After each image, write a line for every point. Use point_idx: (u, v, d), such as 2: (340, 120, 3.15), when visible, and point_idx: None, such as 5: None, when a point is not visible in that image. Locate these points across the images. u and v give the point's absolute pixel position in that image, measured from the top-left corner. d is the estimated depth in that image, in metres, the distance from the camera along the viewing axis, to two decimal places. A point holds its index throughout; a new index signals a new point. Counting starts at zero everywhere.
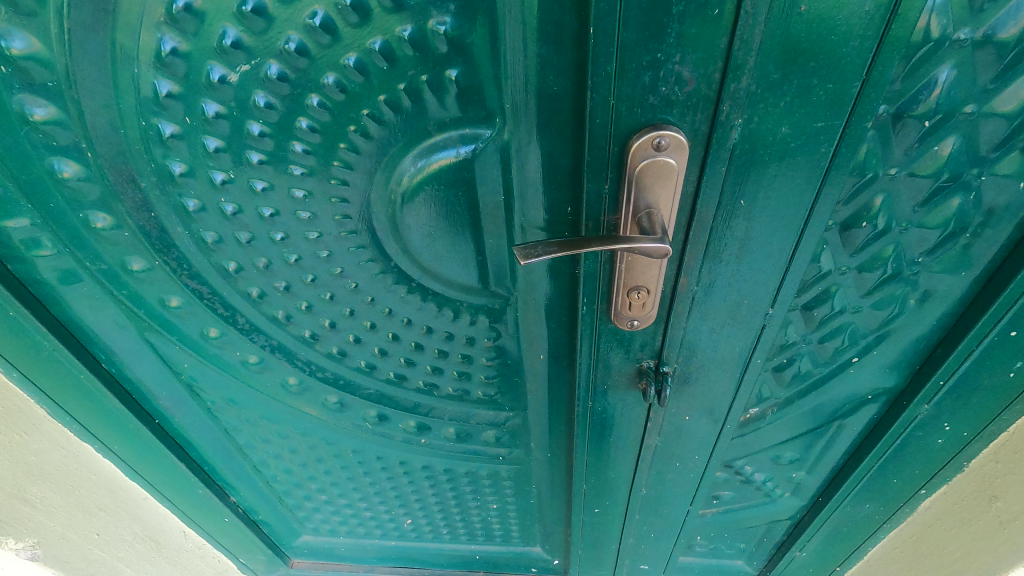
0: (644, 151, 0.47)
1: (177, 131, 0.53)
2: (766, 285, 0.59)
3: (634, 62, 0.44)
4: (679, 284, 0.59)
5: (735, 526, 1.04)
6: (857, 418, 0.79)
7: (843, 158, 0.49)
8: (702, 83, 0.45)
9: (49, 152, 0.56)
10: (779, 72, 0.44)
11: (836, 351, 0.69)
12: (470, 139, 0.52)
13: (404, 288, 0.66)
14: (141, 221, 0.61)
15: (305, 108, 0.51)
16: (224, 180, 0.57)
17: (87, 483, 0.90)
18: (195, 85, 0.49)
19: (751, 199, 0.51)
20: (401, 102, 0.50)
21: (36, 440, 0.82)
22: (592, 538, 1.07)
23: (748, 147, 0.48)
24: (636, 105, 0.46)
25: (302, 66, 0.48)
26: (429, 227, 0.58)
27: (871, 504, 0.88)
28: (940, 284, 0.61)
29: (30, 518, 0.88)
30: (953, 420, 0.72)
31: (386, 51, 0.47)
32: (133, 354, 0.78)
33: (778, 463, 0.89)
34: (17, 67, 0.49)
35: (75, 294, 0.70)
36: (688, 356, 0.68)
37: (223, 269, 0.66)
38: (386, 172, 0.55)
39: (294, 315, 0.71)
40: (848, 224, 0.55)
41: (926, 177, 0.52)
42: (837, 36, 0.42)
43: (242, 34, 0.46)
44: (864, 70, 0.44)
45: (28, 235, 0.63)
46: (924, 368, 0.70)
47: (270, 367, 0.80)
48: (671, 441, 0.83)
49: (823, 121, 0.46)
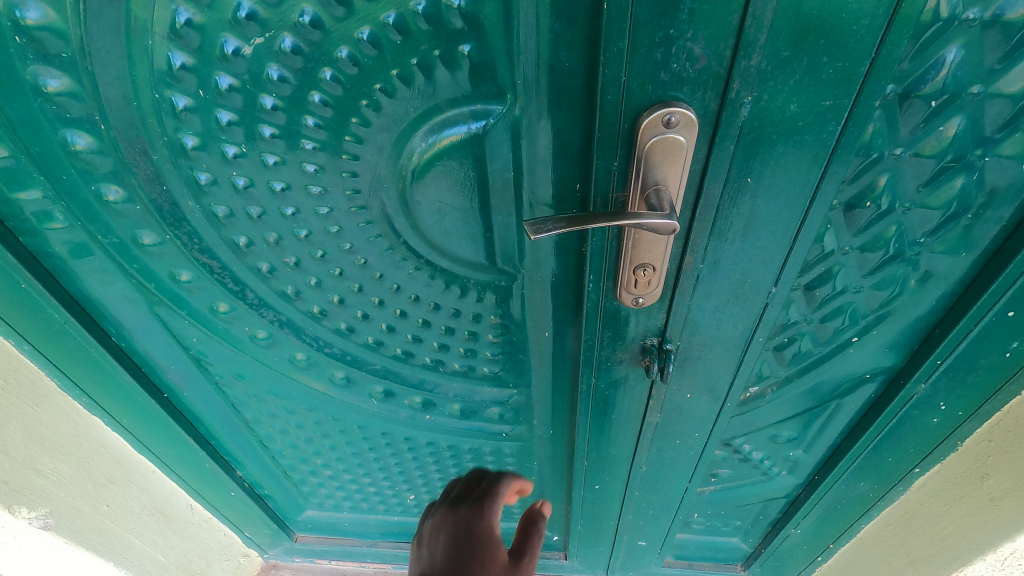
0: (654, 128, 0.48)
1: (191, 104, 0.53)
2: (769, 264, 0.60)
3: (647, 39, 0.44)
4: (684, 263, 0.60)
5: (732, 504, 1.06)
6: (855, 397, 0.80)
7: (851, 137, 0.49)
8: (713, 60, 0.45)
9: (62, 124, 0.56)
10: (790, 51, 0.44)
11: (836, 330, 0.70)
12: (481, 115, 0.52)
13: (412, 264, 0.67)
14: (152, 194, 0.62)
15: (318, 81, 0.51)
16: (236, 154, 0.57)
17: (97, 456, 0.93)
18: (209, 57, 0.50)
19: (758, 177, 0.52)
20: (414, 77, 0.50)
21: (48, 413, 0.85)
22: (592, 514, 1.10)
23: (757, 124, 0.49)
24: (647, 82, 0.46)
25: (315, 39, 0.48)
26: (439, 204, 0.59)
27: (865, 482, 0.90)
28: (940, 264, 0.62)
29: (43, 489, 0.88)
30: (949, 400, 0.74)
31: (399, 24, 0.47)
32: (142, 329, 0.80)
33: (776, 441, 0.91)
34: (30, 37, 0.50)
35: (87, 267, 0.71)
36: (692, 334, 0.69)
37: (233, 244, 0.67)
38: (397, 148, 0.55)
39: (303, 290, 0.72)
40: (851, 204, 0.56)
41: (930, 158, 0.52)
42: (848, 14, 0.42)
43: (257, 6, 0.47)
44: (874, 49, 0.44)
45: (40, 208, 0.64)
46: (922, 348, 0.71)
47: (278, 343, 0.81)
48: (671, 419, 0.84)
49: (832, 99, 0.47)
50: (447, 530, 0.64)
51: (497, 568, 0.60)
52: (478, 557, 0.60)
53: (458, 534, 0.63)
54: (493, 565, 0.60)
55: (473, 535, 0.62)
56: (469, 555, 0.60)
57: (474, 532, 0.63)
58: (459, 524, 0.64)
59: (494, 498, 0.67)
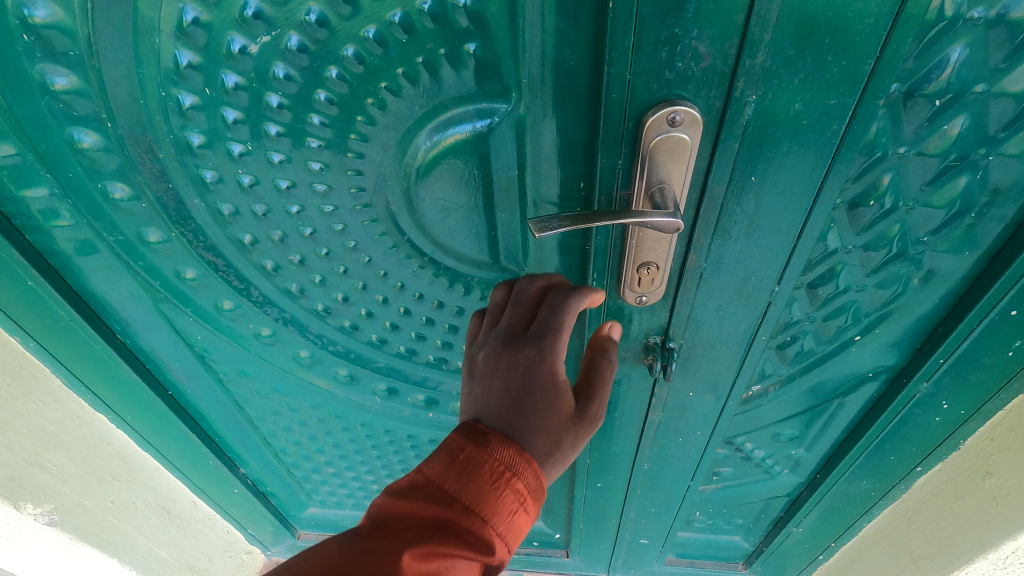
0: (659, 126, 0.48)
1: (197, 102, 0.54)
2: (772, 263, 0.60)
3: (652, 37, 0.44)
4: (687, 261, 0.60)
5: (733, 502, 1.07)
6: (857, 396, 0.80)
7: (854, 136, 0.50)
8: (718, 59, 0.45)
9: (69, 122, 0.57)
10: (794, 50, 0.44)
11: (839, 329, 0.71)
12: (486, 113, 0.52)
13: (416, 262, 0.67)
14: (158, 191, 0.62)
15: (324, 79, 0.51)
16: (241, 152, 0.57)
17: (102, 453, 0.94)
18: (216, 55, 0.50)
19: (762, 176, 0.52)
20: (419, 75, 0.50)
21: (53, 410, 0.86)
22: (594, 512, 1.10)
23: (761, 123, 0.49)
24: (652, 80, 0.47)
25: (322, 37, 0.48)
26: (444, 202, 0.60)
27: (867, 481, 0.90)
28: (943, 263, 0.62)
29: (48, 484, 0.91)
30: (951, 399, 0.74)
31: (405, 23, 0.47)
32: (147, 326, 0.80)
33: (777, 440, 0.91)
34: (38, 35, 0.50)
35: (92, 265, 0.71)
36: (694, 333, 0.69)
37: (238, 242, 0.67)
38: (402, 146, 0.55)
39: (307, 288, 0.73)
40: (855, 203, 0.56)
41: (934, 157, 0.53)
42: (853, 13, 0.42)
43: (264, 4, 0.47)
44: (878, 48, 0.44)
45: (46, 205, 0.64)
46: (925, 347, 0.71)
47: (282, 340, 0.82)
48: (674, 417, 0.84)
49: (836, 98, 0.47)
50: (504, 367, 0.54)
51: (560, 418, 0.53)
52: (544, 404, 0.53)
53: (515, 379, 0.53)
54: (556, 416, 0.53)
55: (535, 380, 0.53)
56: (531, 400, 0.52)
57: (537, 375, 0.53)
58: (517, 365, 0.53)
59: (560, 338, 0.54)
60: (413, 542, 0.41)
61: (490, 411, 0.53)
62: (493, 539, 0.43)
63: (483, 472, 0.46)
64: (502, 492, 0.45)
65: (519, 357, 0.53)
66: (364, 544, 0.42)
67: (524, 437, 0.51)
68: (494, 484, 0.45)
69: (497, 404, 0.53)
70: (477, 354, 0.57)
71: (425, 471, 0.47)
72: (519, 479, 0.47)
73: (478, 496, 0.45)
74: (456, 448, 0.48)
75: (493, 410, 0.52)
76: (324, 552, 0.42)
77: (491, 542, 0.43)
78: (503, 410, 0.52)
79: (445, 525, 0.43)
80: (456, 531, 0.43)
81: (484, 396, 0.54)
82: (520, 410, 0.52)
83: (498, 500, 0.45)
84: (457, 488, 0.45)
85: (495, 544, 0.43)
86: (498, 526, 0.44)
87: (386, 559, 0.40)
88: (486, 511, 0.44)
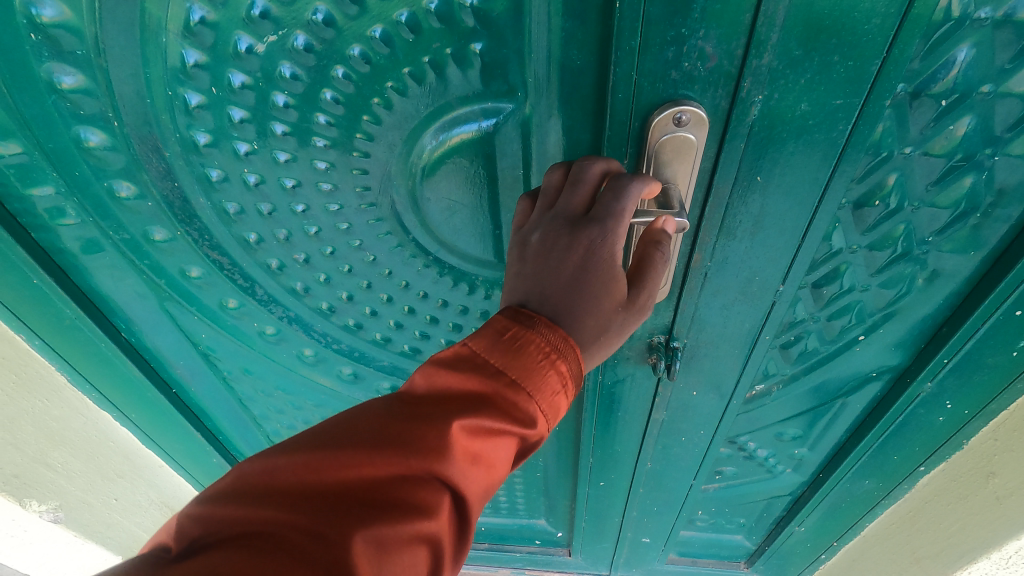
0: (665, 127, 0.48)
1: (203, 101, 0.54)
2: (777, 262, 0.60)
3: (658, 37, 0.44)
4: (692, 261, 0.60)
5: (735, 501, 1.07)
6: (860, 396, 0.81)
7: (860, 136, 0.50)
8: (725, 59, 0.45)
9: (76, 121, 0.57)
10: (801, 50, 0.44)
11: (843, 328, 0.71)
12: (492, 113, 0.52)
13: (421, 261, 0.68)
14: (164, 190, 0.63)
15: (331, 79, 0.51)
16: (247, 151, 0.58)
17: (107, 450, 0.95)
18: (222, 55, 0.50)
19: (767, 175, 0.52)
20: (426, 75, 0.50)
21: (58, 408, 0.87)
22: (597, 511, 1.10)
23: (767, 123, 0.49)
24: (658, 80, 0.47)
25: (328, 37, 0.49)
26: (449, 201, 0.60)
27: (870, 480, 0.90)
28: (948, 263, 0.62)
29: (53, 481, 0.95)
30: (955, 399, 0.74)
31: (412, 23, 0.47)
32: (152, 323, 0.80)
33: (780, 439, 0.91)
34: (46, 35, 0.50)
35: (98, 263, 0.72)
36: (698, 332, 0.69)
37: (243, 240, 0.67)
38: (408, 146, 0.56)
39: (312, 287, 0.73)
40: (860, 203, 0.56)
41: (940, 157, 0.52)
42: (860, 13, 0.42)
43: (270, 4, 0.47)
44: (885, 48, 0.44)
45: (53, 204, 0.65)
46: (929, 347, 0.71)
47: (287, 339, 0.82)
48: (677, 416, 0.85)
49: (842, 99, 0.47)
50: (562, 246, 0.45)
51: (614, 305, 0.46)
52: (599, 289, 0.45)
53: (573, 261, 0.45)
54: (611, 304, 0.46)
55: (596, 263, 0.45)
56: (589, 282, 0.45)
57: (599, 258, 0.45)
58: (577, 246, 0.45)
59: (627, 221, 0.45)
60: (455, 415, 0.39)
61: (544, 294, 0.45)
62: (537, 413, 0.41)
63: (529, 352, 0.42)
64: (549, 370, 0.41)
65: (580, 236, 0.45)
66: (406, 412, 0.40)
67: (577, 323, 0.45)
68: (540, 364, 0.41)
69: (551, 288, 0.45)
70: (531, 234, 0.48)
71: (468, 345, 0.43)
72: (565, 363, 0.42)
73: (524, 373, 0.41)
74: (501, 328, 0.43)
75: (547, 293, 0.45)
76: (363, 417, 0.40)
77: (535, 415, 0.41)
78: (558, 293, 0.45)
79: (488, 399, 0.40)
80: (500, 404, 0.40)
81: (536, 279, 0.46)
82: (574, 290, 0.45)
83: (544, 379, 0.41)
84: (504, 364, 0.41)
85: (539, 419, 0.41)
86: (543, 402, 0.41)
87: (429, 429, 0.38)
88: (532, 388, 0.41)
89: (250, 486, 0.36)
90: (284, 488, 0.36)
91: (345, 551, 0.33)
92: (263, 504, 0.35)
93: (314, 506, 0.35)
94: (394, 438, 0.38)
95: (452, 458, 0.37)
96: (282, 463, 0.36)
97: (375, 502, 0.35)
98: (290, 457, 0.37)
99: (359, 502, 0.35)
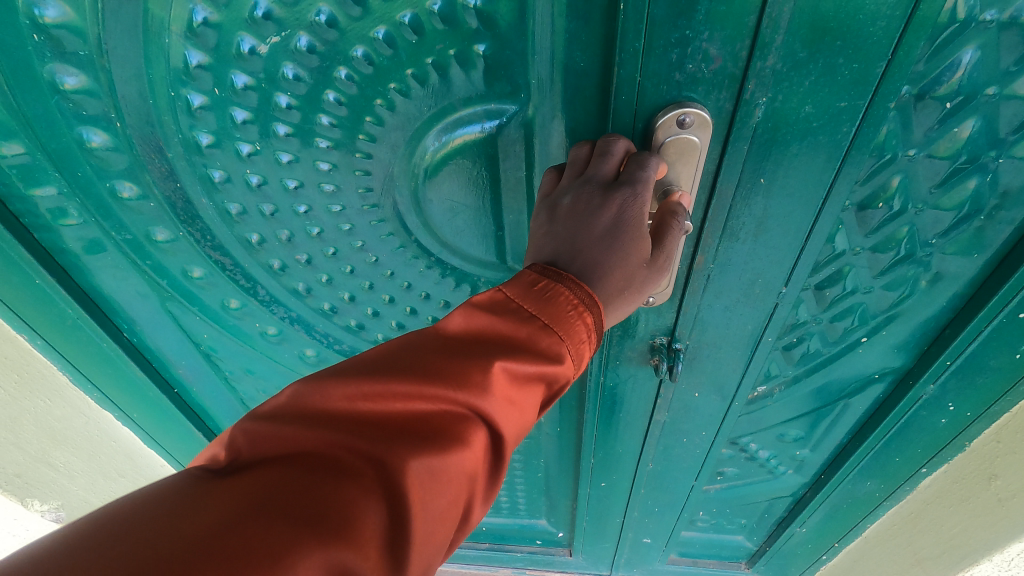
0: (668, 129, 0.48)
1: (206, 102, 0.54)
2: (781, 264, 0.60)
3: (663, 39, 0.44)
4: (695, 262, 0.60)
5: (737, 502, 1.07)
6: (863, 397, 0.81)
7: (864, 138, 0.49)
8: (729, 61, 0.45)
9: (78, 122, 0.57)
10: (806, 52, 0.44)
11: (845, 330, 0.70)
12: (495, 114, 0.52)
13: (424, 262, 0.68)
14: (166, 191, 0.63)
15: (334, 80, 0.51)
16: (250, 151, 0.57)
17: (108, 449, 0.96)
18: (225, 55, 0.50)
19: (771, 177, 0.52)
20: (429, 76, 0.50)
21: (59, 407, 0.87)
22: (598, 511, 1.10)
23: (771, 125, 0.49)
24: (662, 82, 0.46)
25: (331, 38, 0.48)
26: (451, 202, 0.60)
27: (872, 482, 0.90)
28: (951, 265, 0.62)
29: (56, 481, 0.97)
30: (958, 401, 0.74)
31: (415, 24, 0.47)
32: (153, 323, 0.80)
33: (782, 441, 0.91)
34: (49, 36, 0.50)
35: (100, 263, 0.72)
36: (701, 334, 0.69)
37: (246, 241, 0.67)
38: (410, 147, 0.55)
39: (314, 287, 0.73)
40: (863, 205, 0.56)
41: (944, 159, 0.52)
42: (865, 15, 0.42)
43: (273, 5, 0.47)
44: (890, 50, 0.44)
45: (55, 204, 0.65)
46: (931, 349, 0.71)
47: (289, 339, 0.82)
48: (679, 417, 0.85)
49: (847, 101, 0.47)
50: (595, 207, 0.44)
51: (642, 263, 0.45)
52: (630, 248, 0.44)
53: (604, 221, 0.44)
54: (639, 263, 0.45)
55: (628, 224, 0.44)
56: (621, 243, 0.44)
57: (631, 219, 0.44)
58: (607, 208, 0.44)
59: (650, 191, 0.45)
60: (495, 355, 0.39)
61: (577, 253, 0.44)
62: (569, 358, 0.41)
63: (562, 301, 0.41)
64: (581, 318, 0.41)
65: (613, 200, 0.44)
66: (445, 348, 0.39)
67: (607, 282, 0.44)
68: (571, 314, 0.41)
69: (583, 246, 0.44)
70: (561, 198, 0.46)
71: (503, 292, 0.42)
72: (594, 315, 0.42)
73: (555, 322, 0.41)
74: (533, 279, 0.43)
75: (578, 250, 0.44)
76: (403, 350, 0.40)
77: (568, 360, 0.41)
78: (591, 251, 0.44)
79: (524, 343, 0.40)
80: (536, 348, 0.40)
81: (565, 239, 0.45)
82: (603, 248, 0.44)
83: (576, 326, 0.41)
84: (538, 311, 0.41)
85: (570, 363, 0.41)
86: (575, 348, 0.41)
87: (468, 369, 0.38)
88: (563, 335, 0.41)
89: (297, 410, 0.36)
90: (330, 413, 0.36)
91: (392, 478, 0.34)
92: (311, 428, 0.35)
93: (359, 433, 0.35)
94: (434, 373, 0.37)
95: (491, 396, 0.37)
96: (326, 388, 0.36)
97: (418, 433, 0.36)
98: (335, 384, 0.37)
99: (401, 432, 0.36)
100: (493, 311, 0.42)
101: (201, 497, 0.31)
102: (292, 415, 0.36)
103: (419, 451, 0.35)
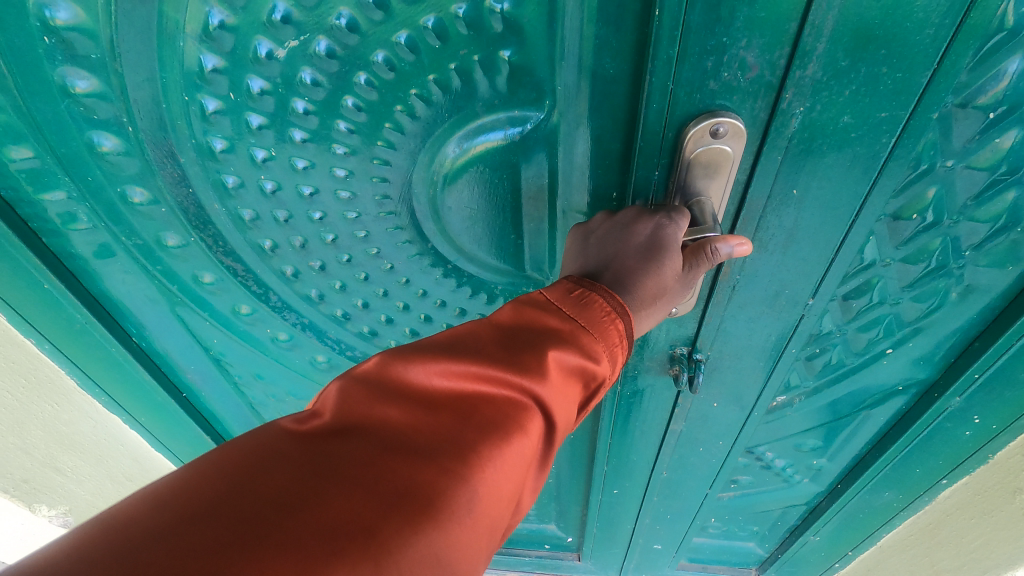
0: (701, 138, 0.47)
1: (221, 107, 0.52)
2: (808, 276, 0.59)
3: (698, 46, 0.42)
4: (720, 273, 0.58)
5: (750, 509, 1.06)
6: (884, 408, 0.79)
7: (903, 149, 0.48)
8: (767, 69, 0.43)
9: (88, 125, 0.55)
10: (847, 60, 0.43)
11: (871, 341, 0.69)
12: (518, 121, 0.50)
13: (440, 271, 0.66)
14: (178, 196, 0.61)
15: (353, 85, 0.49)
16: (265, 157, 0.56)
17: (116, 454, 0.95)
18: (242, 59, 0.48)
19: (804, 188, 0.51)
20: (451, 81, 0.48)
21: (67, 411, 0.86)
22: (609, 518, 1.09)
23: (807, 135, 0.47)
24: (695, 90, 0.45)
25: (352, 42, 0.47)
26: (470, 210, 0.58)
27: (890, 492, 0.88)
28: (983, 278, 0.60)
29: (63, 485, 0.96)
30: (983, 413, 0.72)
31: (439, 28, 0.45)
32: (163, 328, 0.79)
33: (800, 450, 0.90)
34: (60, 38, 0.48)
35: (110, 268, 0.70)
36: (722, 344, 0.68)
37: (259, 247, 0.66)
38: (430, 154, 0.54)
39: (327, 294, 0.71)
40: (897, 216, 0.54)
41: (983, 170, 0.51)
42: (912, 23, 0.40)
43: (292, 8, 0.45)
44: (936, 59, 0.42)
45: (64, 209, 0.64)
46: (958, 361, 0.70)
47: (299, 345, 0.81)
48: (696, 426, 0.83)
49: (887, 111, 0.45)
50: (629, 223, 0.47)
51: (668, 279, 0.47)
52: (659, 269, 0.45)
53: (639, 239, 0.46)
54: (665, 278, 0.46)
55: (660, 243, 0.46)
56: (651, 263, 0.45)
57: (664, 239, 0.46)
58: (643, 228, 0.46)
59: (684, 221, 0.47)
60: (549, 347, 0.39)
61: (608, 263, 0.46)
62: (606, 360, 0.41)
63: (597, 307, 0.42)
64: (616, 324, 0.42)
65: (646, 218, 0.47)
66: (500, 338, 0.39)
67: (637, 290, 0.46)
68: (605, 318, 0.42)
69: (620, 255, 0.46)
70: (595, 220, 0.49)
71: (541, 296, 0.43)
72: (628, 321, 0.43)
73: (592, 324, 0.41)
74: (569, 287, 0.43)
75: (614, 258, 0.46)
76: (455, 340, 0.39)
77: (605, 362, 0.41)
78: (625, 259, 0.46)
79: (570, 339, 0.40)
80: (579, 345, 0.40)
81: (601, 253, 0.47)
82: (640, 262, 0.45)
83: (611, 330, 0.42)
84: (576, 314, 0.42)
85: (606, 366, 0.41)
86: (610, 351, 0.42)
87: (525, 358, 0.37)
88: (600, 337, 0.41)
89: (355, 391, 0.34)
90: (387, 396, 0.34)
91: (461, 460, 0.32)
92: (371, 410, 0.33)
93: (422, 416, 0.33)
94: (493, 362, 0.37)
95: (545, 386, 0.37)
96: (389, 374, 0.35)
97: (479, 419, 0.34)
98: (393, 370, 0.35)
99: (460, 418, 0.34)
100: (537, 308, 0.42)
101: (256, 475, 0.28)
102: (353, 390, 0.34)
103: (482, 437, 0.33)
